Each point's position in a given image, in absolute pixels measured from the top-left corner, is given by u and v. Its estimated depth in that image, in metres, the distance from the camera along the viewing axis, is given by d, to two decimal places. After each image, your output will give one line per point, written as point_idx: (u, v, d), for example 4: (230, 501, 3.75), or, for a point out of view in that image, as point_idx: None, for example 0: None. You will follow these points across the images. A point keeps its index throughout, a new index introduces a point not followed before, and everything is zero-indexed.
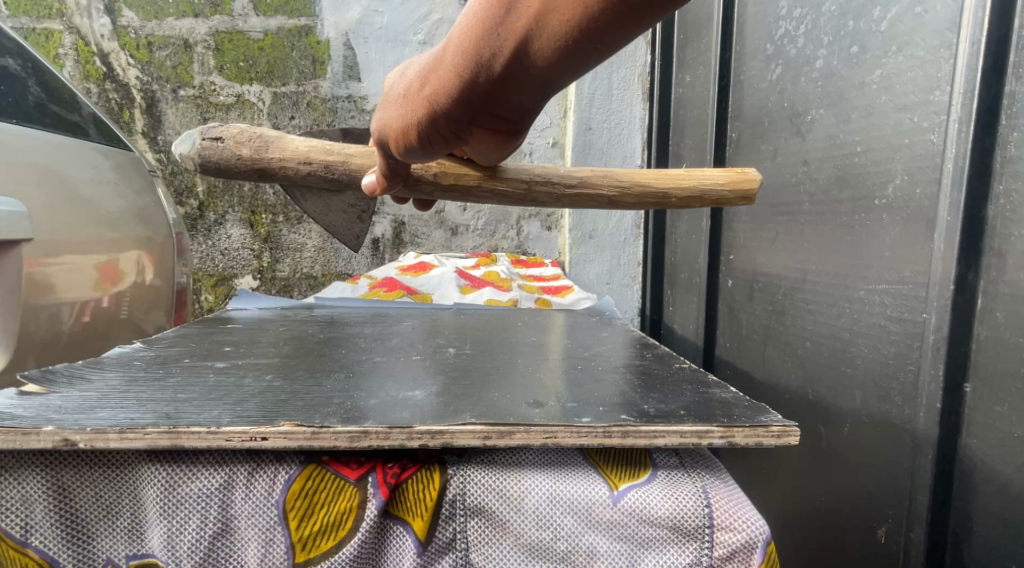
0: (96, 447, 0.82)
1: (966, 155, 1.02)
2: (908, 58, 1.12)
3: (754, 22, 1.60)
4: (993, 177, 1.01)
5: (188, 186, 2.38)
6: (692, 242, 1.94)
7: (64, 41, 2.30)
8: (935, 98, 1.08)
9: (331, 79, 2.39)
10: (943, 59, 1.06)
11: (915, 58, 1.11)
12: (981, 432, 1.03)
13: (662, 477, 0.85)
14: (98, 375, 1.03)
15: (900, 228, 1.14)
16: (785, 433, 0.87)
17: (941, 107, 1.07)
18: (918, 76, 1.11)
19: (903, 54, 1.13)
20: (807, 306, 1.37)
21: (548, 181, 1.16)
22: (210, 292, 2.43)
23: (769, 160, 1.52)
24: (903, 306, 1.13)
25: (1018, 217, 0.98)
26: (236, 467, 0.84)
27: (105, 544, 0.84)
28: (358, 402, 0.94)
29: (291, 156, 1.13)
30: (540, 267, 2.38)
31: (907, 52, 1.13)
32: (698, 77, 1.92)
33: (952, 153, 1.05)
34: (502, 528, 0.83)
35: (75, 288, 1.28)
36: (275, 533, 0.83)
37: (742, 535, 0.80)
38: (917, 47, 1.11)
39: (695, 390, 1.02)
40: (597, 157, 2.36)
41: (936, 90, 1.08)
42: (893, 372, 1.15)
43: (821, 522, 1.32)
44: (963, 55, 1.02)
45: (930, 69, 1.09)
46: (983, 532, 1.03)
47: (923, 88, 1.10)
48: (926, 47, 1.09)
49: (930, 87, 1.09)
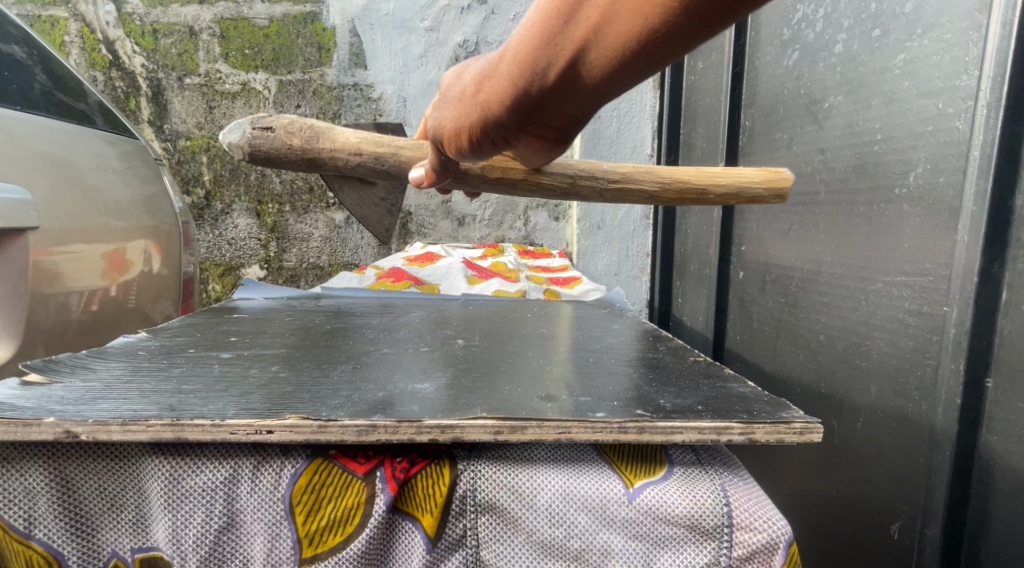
0: (98, 439, 0.80)
1: (994, 141, 0.99)
2: (934, 42, 1.09)
3: (771, 7, 1.56)
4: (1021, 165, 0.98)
5: (195, 175, 2.35)
6: (703, 233, 1.91)
7: (69, 29, 2.28)
8: (962, 83, 1.05)
9: (336, 66, 2.34)
10: (971, 42, 1.03)
11: (942, 42, 1.08)
12: (1003, 429, 1.00)
13: (678, 474, 0.83)
14: (102, 364, 1.02)
15: (921, 219, 1.11)
16: (807, 430, 0.84)
17: (968, 93, 1.04)
18: (943, 60, 1.08)
19: (929, 37, 1.10)
20: (821, 299, 1.34)
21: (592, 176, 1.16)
22: (217, 282, 2.41)
23: (784, 149, 1.49)
24: (923, 299, 1.11)
25: None
26: (240, 460, 0.82)
27: (109, 536, 0.83)
28: (366, 394, 0.92)
29: (343, 147, 1.10)
30: (547, 258, 2.35)
31: (932, 35, 1.10)
32: (711, 64, 1.89)
33: (980, 139, 1.01)
34: (514, 525, 0.81)
35: (83, 277, 1.26)
36: (281, 528, 0.81)
37: (762, 535, 0.78)
38: (943, 30, 1.08)
39: (710, 384, 1.00)
40: (607, 146, 2.32)
41: (963, 74, 1.04)
42: (911, 366, 1.13)
43: (833, 518, 1.29)
44: (994, 37, 0.99)
45: (956, 52, 1.06)
46: (1001, 531, 1.00)
47: (949, 72, 1.07)
48: (953, 30, 1.06)
49: (957, 71, 1.06)
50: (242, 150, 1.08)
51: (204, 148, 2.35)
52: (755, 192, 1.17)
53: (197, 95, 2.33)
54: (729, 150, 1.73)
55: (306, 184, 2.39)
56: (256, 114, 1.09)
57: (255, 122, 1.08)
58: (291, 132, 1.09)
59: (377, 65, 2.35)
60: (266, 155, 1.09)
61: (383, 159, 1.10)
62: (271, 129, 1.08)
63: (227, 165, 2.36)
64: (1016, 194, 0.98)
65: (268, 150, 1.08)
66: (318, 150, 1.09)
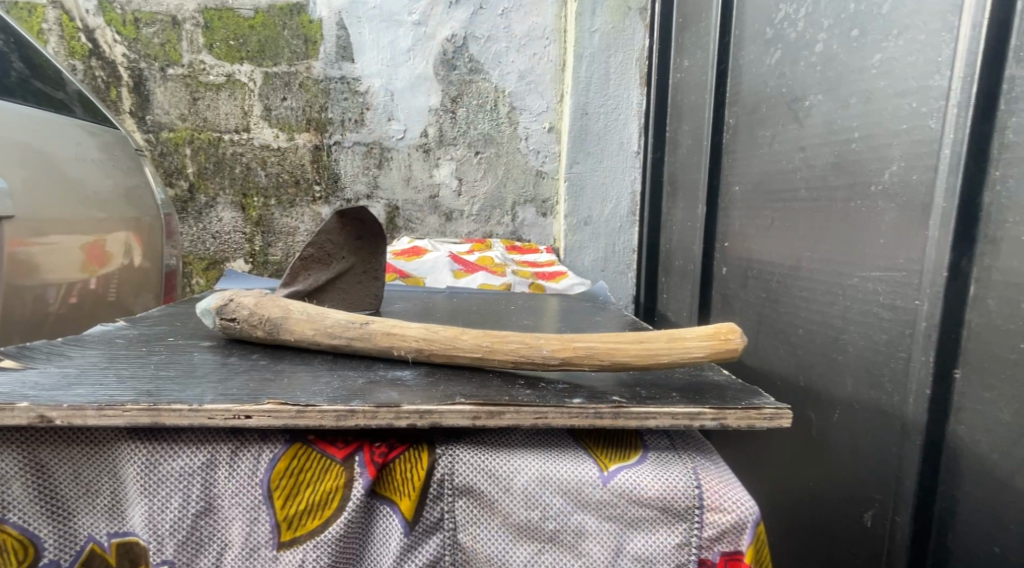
0: (73, 424, 0.81)
1: (964, 140, 1.01)
2: (909, 42, 1.11)
3: (755, 6, 1.58)
4: (989, 163, 1.00)
5: (178, 168, 2.32)
6: (688, 229, 1.93)
7: (47, 16, 2.24)
8: (935, 83, 1.07)
9: (323, 59, 2.32)
10: (944, 43, 1.05)
11: (916, 42, 1.10)
12: (970, 419, 1.02)
13: (652, 459, 0.85)
14: (78, 352, 1.02)
15: (895, 215, 1.13)
16: (778, 416, 0.86)
17: (941, 92, 1.06)
18: (917, 61, 1.10)
19: (904, 37, 1.12)
20: (800, 294, 1.36)
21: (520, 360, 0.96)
22: (202, 275, 2.38)
23: (766, 146, 1.51)
24: (896, 293, 1.13)
25: (1014, 204, 0.97)
26: (218, 446, 0.83)
27: (85, 521, 0.84)
28: (347, 382, 0.93)
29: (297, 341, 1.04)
30: (534, 253, 2.36)
31: (907, 36, 1.12)
32: (696, 61, 1.90)
33: (950, 138, 1.04)
34: (490, 508, 0.83)
35: (61, 269, 1.26)
36: (259, 512, 0.82)
37: (731, 516, 0.80)
38: (918, 31, 1.10)
39: (688, 373, 1.02)
40: (595, 142, 2.32)
41: (936, 74, 1.06)
42: (884, 358, 1.15)
43: (810, 508, 1.31)
44: (964, 39, 1.01)
45: (930, 53, 1.08)
46: (967, 517, 1.03)
47: (923, 72, 1.09)
48: (927, 31, 1.08)
49: (930, 71, 1.08)
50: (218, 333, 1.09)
51: (187, 140, 2.31)
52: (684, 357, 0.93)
53: (180, 86, 2.30)
54: (714, 147, 1.75)
55: (292, 178, 2.36)
56: (222, 301, 1.06)
57: (220, 313, 1.06)
58: (254, 323, 1.05)
59: (365, 59, 2.34)
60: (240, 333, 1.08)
61: (321, 342, 1.03)
62: (235, 318, 1.06)
63: (211, 157, 2.32)
64: (984, 191, 1.01)
65: (240, 335, 1.07)
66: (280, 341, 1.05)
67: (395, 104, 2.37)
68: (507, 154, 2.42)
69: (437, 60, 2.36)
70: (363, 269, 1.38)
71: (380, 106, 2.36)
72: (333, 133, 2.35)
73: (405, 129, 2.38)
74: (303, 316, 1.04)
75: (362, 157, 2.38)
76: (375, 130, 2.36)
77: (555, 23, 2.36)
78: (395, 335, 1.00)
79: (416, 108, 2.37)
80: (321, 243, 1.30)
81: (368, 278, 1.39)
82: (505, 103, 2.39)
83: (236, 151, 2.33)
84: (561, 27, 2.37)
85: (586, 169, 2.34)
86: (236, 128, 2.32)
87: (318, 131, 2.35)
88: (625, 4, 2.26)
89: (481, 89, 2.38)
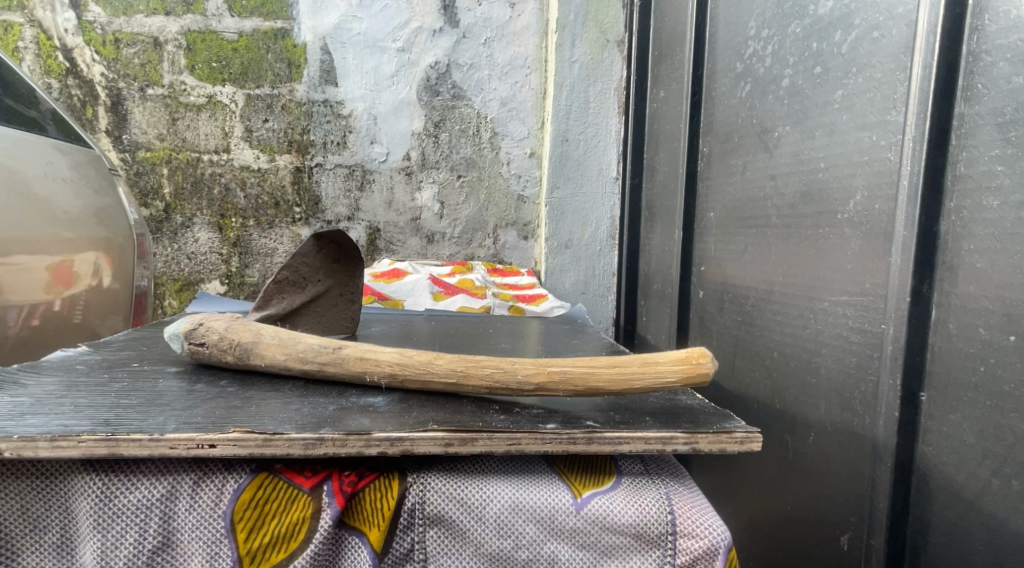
0: (23, 456, 0.79)
1: (920, 172, 1.04)
2: (867, 80, 1.14)
3: (726, 40, 1.61)
4: (945, 194, 1.03)
5: (154, 188, 2.28)
6: (666, 252, 1.94)
7: (24, 34, 2.21)
8: (892, 118, 1.09)
9: (307, 83, 2.32)
10: (898, 81, 1.08)
11: (873, 81, 1.13)
12: (937, 441, 1.03)
13: (626, 484, 0.87)
14: (34, 380, 1.00)
15: (861, 242, 1.15)
16: (748, 439, 0.90)
17: (898, 127, 1.08)
18: (875, 97, 1.13)
19: (863, 75, 1.15)
20: (773, 316, 1.37)
21: (492, 385, 0.95)
22: (175, 297, 2.33)
23: (738, 175, 1.53)
24: (864, 317, 1.14)
25: (968, 233, 0.99)
26: (179, 478, 0.82)
27: (30, 559, 0.82)
28: (317, 408, 0.92)
29: (269, 366, 1.03)
30: (516, 276, 2.35)
31: (866, 74, 1.14)
32: (672, 92, 1.93)
33: (907, 170, 1.06)
34: (461, 537, 0.83)
35: (27, 289, 1.24)
36: (221, 546, 0.81)
37: (704, 541, 0.82)
38: (874, 70, 1.13)
39: (663, 398, 1.04)
40: (575, 168, 2.33)
41: (893, 110, 1.09)
42: (854, 381, 1.15)
43: (789, 530, 1.30)
44: (916, 78, 1.05)
45: (887, 91, 1.10)
46: (939, 538, 1.03)
47: (881, 108, 1.11)
48: (883, 70, 1.11)
49: (887, 107, 1.10)
50: (184, 359, 1.06)
51: (165, 160, 2.28)
52: (663, 383, 0.93)
53: (160, 106, 2.27)
54: (690, 174, 1.76)
55: (271, 199, 2.34)
56: (191, 323, 1.05)
57: (188, 335, 1.04)
58: (223, 348, 1.04)
59: (348, 83, 2.34)
60: (209, 362, 1.06)
61: (290, 365, 1.02)
62: (205, 342, 1.04)
63: (189, 177, 2.30)
64: (940, 220, 1.03)
65: (209, 362, 1.06)
66: (251, 366, 1.03)
67: (377, 128, 2.36)
68: (488, 177, 2.43)
69: (420, 86, 2.37)
70: (340, 292, 1.37)
71: (362, 129, 2.36)
72: (314, 155, 2.34)
73: (388, 152, 2.37)
74: (275, 340, 1.03)
75: (344, 178, 2.36)
76: (358, 152, 2.36)
77: (537, 52, 2.40)
78: (367, 360, 0.99)
79: (399, 132, 2.37)
80: (296, 266, 1.30)
81: (345, 302, 1.37)
82: (486, 128, 2.40)
83: (215, 171, 2.31)
84: (542, 57, 2.40)
85: (567, 194, 2.34)
86: (216, 149, 2.30)
87: (299, 153, 2.34)
88: (603, 36, 2.29)
89: (463, 115, 2.39)
